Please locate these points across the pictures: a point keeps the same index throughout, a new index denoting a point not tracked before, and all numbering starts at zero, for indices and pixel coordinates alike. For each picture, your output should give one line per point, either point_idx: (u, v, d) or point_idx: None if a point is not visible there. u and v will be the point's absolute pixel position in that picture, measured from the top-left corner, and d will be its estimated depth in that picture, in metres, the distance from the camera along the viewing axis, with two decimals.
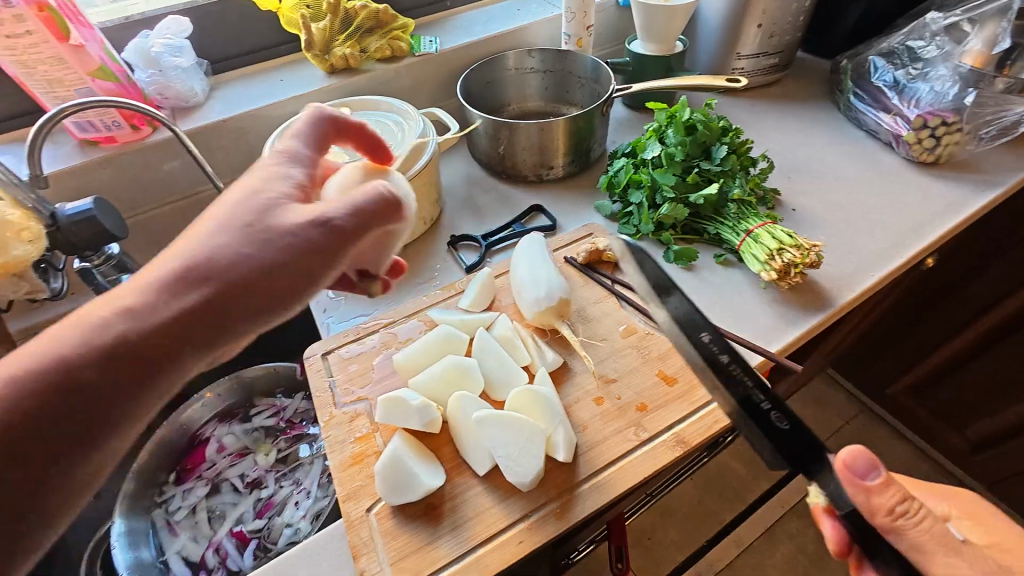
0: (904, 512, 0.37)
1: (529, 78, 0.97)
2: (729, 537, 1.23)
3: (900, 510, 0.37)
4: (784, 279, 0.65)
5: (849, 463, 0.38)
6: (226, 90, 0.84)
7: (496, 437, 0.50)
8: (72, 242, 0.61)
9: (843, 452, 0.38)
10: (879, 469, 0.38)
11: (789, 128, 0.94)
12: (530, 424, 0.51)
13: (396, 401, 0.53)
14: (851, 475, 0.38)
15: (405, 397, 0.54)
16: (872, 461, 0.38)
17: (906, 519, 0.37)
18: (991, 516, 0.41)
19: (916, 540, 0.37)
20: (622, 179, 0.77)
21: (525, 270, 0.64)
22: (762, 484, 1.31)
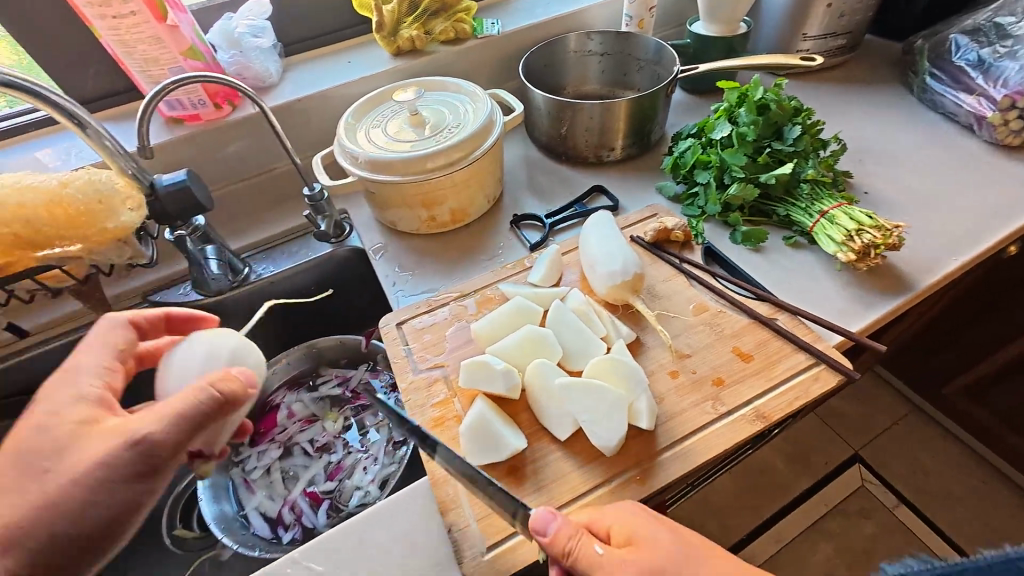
0: (568, 555, 0.39)
1: (588, 61, 0.97)
2: (768, 532, 1.13)
3: (571, 549, 0.39)
4: (862, 261, 0.64)
5: (532, 522, 0.40)
6: (298, 71, 0.87)
7: (580, 401, 0.52)
8: (167, 212, 0.63)
9: (530, 516, 0.41)
10: (562, 521, 0.40)
11: (857, 111, 0.91)
12: (613, 392, 0.52)
13: (480, 365, 0.56)
14: (539, 536, 0.40)
15: (488, 360, 0.56)
16: (550, 516, 0.40)
17: (577, 553, 0.39)
18: (631, 529, 0.42)
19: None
20: (689, 159, 0.76)
21: (599, 246, 0.65)
22: (804, 481, 1.19)
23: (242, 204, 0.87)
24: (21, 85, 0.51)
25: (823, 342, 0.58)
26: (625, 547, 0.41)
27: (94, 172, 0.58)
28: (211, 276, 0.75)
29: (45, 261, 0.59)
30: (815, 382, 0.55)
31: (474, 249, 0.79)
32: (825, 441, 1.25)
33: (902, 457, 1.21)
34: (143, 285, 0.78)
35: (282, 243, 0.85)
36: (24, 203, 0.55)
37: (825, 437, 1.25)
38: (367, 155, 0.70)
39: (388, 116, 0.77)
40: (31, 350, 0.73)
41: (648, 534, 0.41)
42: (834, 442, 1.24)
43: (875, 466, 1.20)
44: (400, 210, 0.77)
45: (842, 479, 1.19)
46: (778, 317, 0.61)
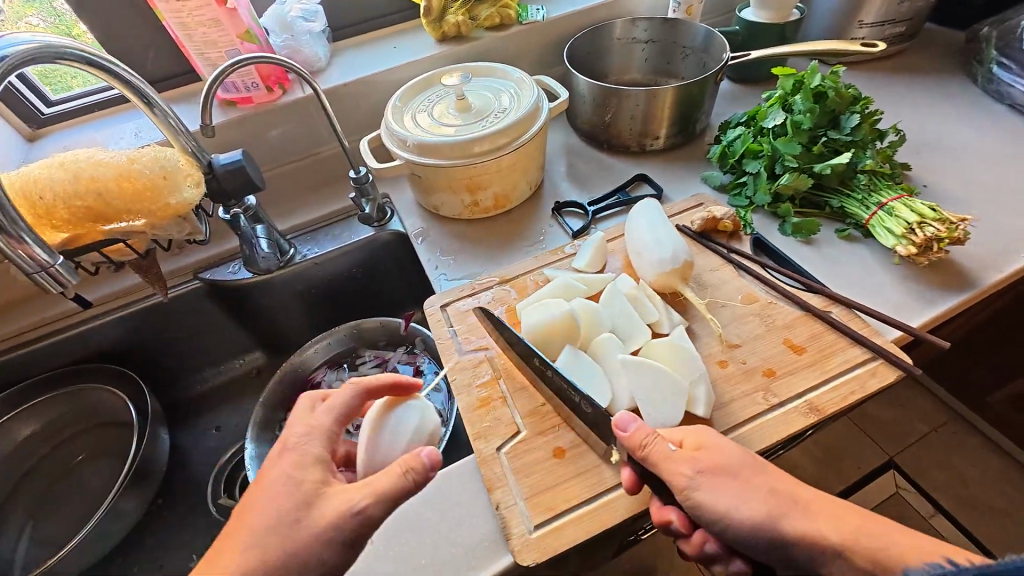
0: (643, 448, 0.46)
1: (632, 49, 0.95)
2: None
3: (647, 445, 0.46)
4: (922, 256, 0.62)
5: (615, 420, 0.48)
6: (345, 57, 0.88)
7: (641, 378, 0.54)
8: (223, 190, 0.66)
9: (613, 416, 0.49)
10: (640, 423, 0.48)
11: (915, 101, 0.87)
12: (675, 376, 0.54)
13: (554, 331, 0.59)
14: (620, 432, 0.48)
15: (545, 311, 0.59)
16: (630, 416, 0.49)
17: (652, 448, 0.46)
18: (703, 437, 0.48)
19: (664, 469, 0.45)
20: (739, 148, 0.75)
21: (649, 232, 0.64)
22: (835, 485, 1.14)
23: (288, 187, 0.89)
24: (101, 63, 0.53)
25: (880, 336, 0.57)
26: (695, 451, 0.47)
27: (160, 150, 0.60)
28: (261, 254, 0.78)
29: (110, 235, 0.60)
30: (872, 377, 0.54)
31: (515, 235, 0.79)
32: (857, 445, 1.18)
33: (940, 464, 1.13)
34: (194, 262, 0.82)
35: (326, 225, 0.86)
36: (96, 175, 0.56)
37: (858, 440, 1.19)
38: (415, 139, 0.71)
39: (434, 101, 0.77)
40: (96, 321, 0.78)
41: (718, 442, 0.47)
42: (868, 446, 1.18)
43: (912, 475, 1.14)
44: (444, 194, 0.77)
45: (875, 484, 1.14)
46: (832, 310, 0.60)
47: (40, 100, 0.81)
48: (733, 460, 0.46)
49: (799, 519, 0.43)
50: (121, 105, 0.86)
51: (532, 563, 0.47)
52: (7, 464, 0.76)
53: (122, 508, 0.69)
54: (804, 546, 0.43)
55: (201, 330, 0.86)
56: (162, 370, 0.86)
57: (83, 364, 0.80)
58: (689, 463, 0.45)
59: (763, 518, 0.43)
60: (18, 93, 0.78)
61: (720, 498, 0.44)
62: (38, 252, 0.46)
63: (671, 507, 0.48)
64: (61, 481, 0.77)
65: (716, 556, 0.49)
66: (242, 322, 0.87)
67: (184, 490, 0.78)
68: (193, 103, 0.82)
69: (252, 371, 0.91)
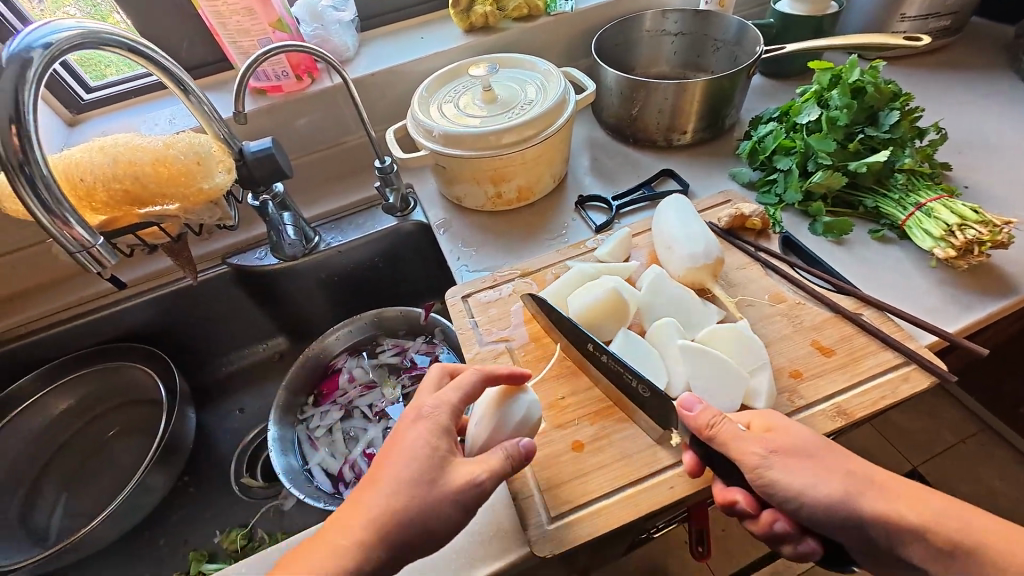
0: (711, 428, 0.46)
1: (661, 42, 0.94)
2: None
3: (714, 425, 0.46)
4: (962, 260, 0.59)
5: (680, 400, 0.48)
6: (372, 47, 0.89)
7: (700, 363, 0.54)
8: (253, 177, 0.68)
9: (677, 397, 0.49)
10: (706, 403, 0.48)
11: (957, 99, 0.83)
12: (733, 365, 0.53)
13: (603, 309, 0.59)
14: (685, 412, 0.48)
15: (589, 294, 0.59)
16: (694, 398, 0.48)
17: (719, 427, 0.46)
18: (771, 419, 0.47)
19: (732, 447, 0.45)
20: (770, 145, 0.73)
21: (678, 224, 0.64)
22: None
23: (315, 175, 0.91)
24: (142, 50, 0.55)
25: (914, 341, 0.55)
26: (764, 432, 0.46)
27: (194, 136, 0.62)
28: (288, 241, 0.79)
29: (146, 218, 0.60)
30: (905, 382, 0.52)
31: (537, 228, 0.79)
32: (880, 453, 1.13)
33: (965, 475, 1.09)
34: (224, 247, 0.84)
35: (351, 214, 0.87)
36: (133, 160, 0.57)
37: (881, 448, 1.14)
38: (441, 129, 0.71)
39: (460, 92, 0.77)
40: (129, 302, 0.80)
41: (786, 424, 0.46)
42: (891, 454, 1.13)
43: (936, 485, 1.09)
44: (469, 185, 0.77)
45: None
46: (863, 312, 0.58)
47: (80, 86, 0.84)
48: (803, 441, 0.45)
49: (878, 501, 0.42)
50: (156, 92, 0.88)
51: (548, 554, 0.47)
52: (44, 436, 0.79)
53: (151, 483, 0.71)
54: (882, 527, 0.41)
55: (229, 314, 0.88)
56: (189, 351, 0.88)
57: (115, 343, 0.83)
58: (761, 443, 0.45)
59: (843, 495, 0.42)
60: (60, 79, 0.81)
61: (792, 476, 0.43)
62: (81, 232, 0.47)
63: (736, 488, 0.47)
64: (94, 454, 0.81)
65: (787, 537, 0.47)
66: (267, 307, 0.89)
67: (209, 469, 0.81)
68: (224, 92, 0.84)
69: (276, 355, 0.94)
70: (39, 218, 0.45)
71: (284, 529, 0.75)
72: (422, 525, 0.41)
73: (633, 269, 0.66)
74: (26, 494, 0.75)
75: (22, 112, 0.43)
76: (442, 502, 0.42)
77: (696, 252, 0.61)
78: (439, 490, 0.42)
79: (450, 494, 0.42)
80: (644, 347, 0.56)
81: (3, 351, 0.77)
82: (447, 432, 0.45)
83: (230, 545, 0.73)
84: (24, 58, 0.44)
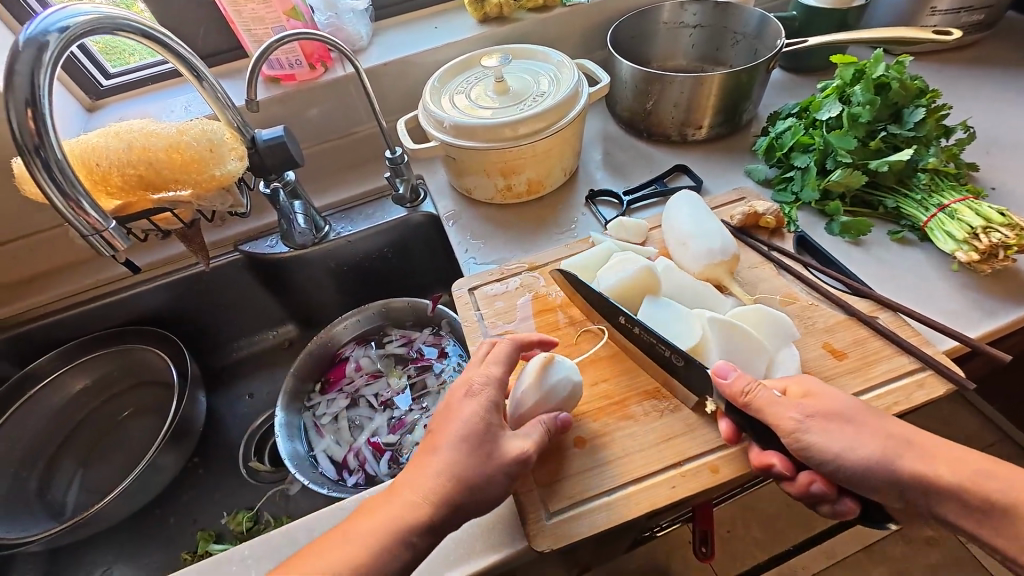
0: (745, 394, 0.47)
1: (679, 34, 0.92)
2: (819, 546, 1.00)
3: (749, 392, 0.47)
4: (986, 263, 0.58)
5: (715, 368, 0.50)
6: (386, 36, 0.89)
7: (724, 344, 0.53)
8: (265, 165, 0.69)
9: (711, 365, 0.50)
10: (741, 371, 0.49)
11: (988, 97, 0.80)
12: (761, 343, 0.53)
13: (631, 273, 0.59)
14: (720, 379, 0.49)
15: (621, 271, 0.59)
16: (728, 365, 0.50)
17: (754, 394, 0.47)
18: (810, 386, 0.47)
19: (768, 413, 0.46)
20: (788, 141, 0.71)
21: (690, 218, 0.63)
22: None
23: (327, 164, 0.91)
24: (156, 35, 0.55)
25: (931, 346, 0.53)
26: (801, 397, 0.47)
27: (207, 123, 0.62)
28: (297, 229, 0.80)
29: (160, 204, 0.61)
30: (919, 389, 0.51)
31: (547, 222, 0.78)
32: None
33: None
34: (237, 233, 0.85)
35: (362, 204, 0.88)
36: (148, 145, 0.58)
37: None
38: (452, 121, 0.70)
39: (472, 83, 0.77)
40: (143, 286, 0.82)
41: (826, 391, 0.47)
42: None
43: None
44: (479, 177, 0.77)
45: None
46: (879, 315, 0.57)
47: (100, 72, 0.86)
48: (842, 405, 0.45)
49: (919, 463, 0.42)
50: (173, 79, 0.89)
51: (547, 549, 0.47)
52: (61, 415, 0.81)
53: (162, 463, 0.73)
54: (919, 486, 0.42)
55: (241, 300, 0.89)
56: (201, 336, 0.90)
57: (129, 327, 0.85)
58: (797, 408, 0.45)
59: (877, 457, 0.43)
60: (79, 65, 0.82)
61: (829, 439, 0.44)
62: (92, 215, 0.48)
63: (773, 451, 0.48)
64: (107, 434, 0.83)
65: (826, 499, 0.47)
66: (278, 295, 0.90)
67: (217, 451, 0.82)
68: (239, 80, 0.84)
69: (285, 342, 0.95)
70: (54, 202, 0.46)
71: (289, 513, 0.76)
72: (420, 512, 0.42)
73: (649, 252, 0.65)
74: (42, 469, 0.77)
75: (37, 95, 0.44)
76: (442, 491, 0.42)
77: (710, 248, 0.60)
78: (436, 479, 0.42)
79: (449, 483, 0.42)
80: (670, 313, 0.57)
81: (23, 331, 0.79)
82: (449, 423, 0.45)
83: (236, 526, 0.74)
84: (40, 42, 0.44)
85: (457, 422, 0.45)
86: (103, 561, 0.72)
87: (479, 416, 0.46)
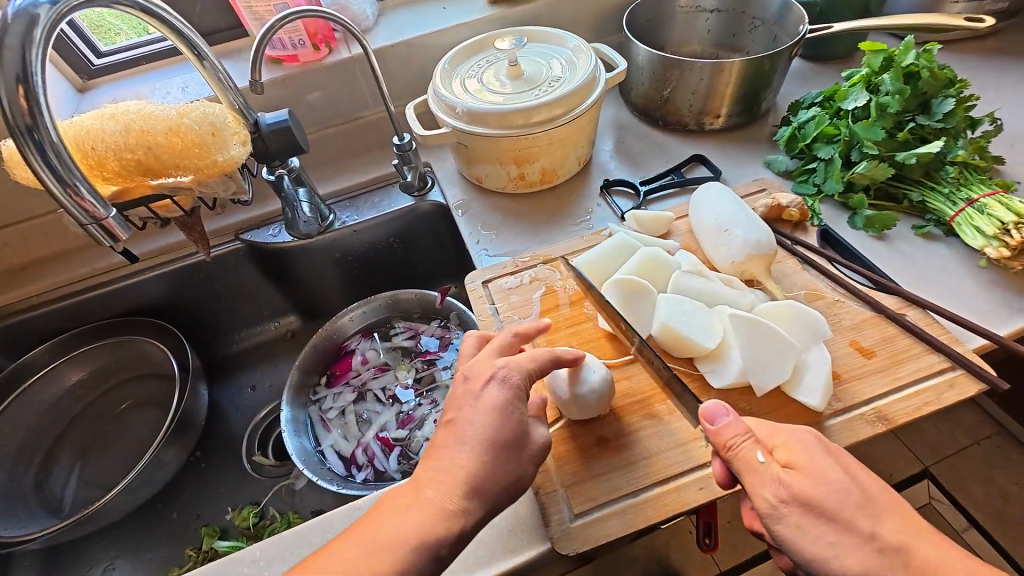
0: (728, 450, 0.41)
1: (695, 18, 0.89)
2: None
3: (734, 446, 0.41)
4: (1016, 260, 0.56)
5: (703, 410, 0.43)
6: (392, 17, 0.85)
7: (752, 341, 0.51)
8: (268, 151, 0.66)
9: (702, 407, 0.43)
10: (732, 419, 0.41)
11: (1011, 88, 0.78)
12: (784, 344, 0.51)
13: (650, 264, 0.59)
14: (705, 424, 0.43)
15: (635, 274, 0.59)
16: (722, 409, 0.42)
17: (737, 453, 0.40)
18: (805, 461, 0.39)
19: (746, 481, 0.40)
20: (812, 131, 0.69)
21: (718, 210, 0.62)
22: None
23: (330, 150, 0.88)
24: (154, 10, 0.52)
25: (961, 345, 0.52)
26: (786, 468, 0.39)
27: (208, 106, 0.59)
28: (302, 218, 0.77)
29: (159, 190, 0.58)
30: (950, 389, 0.50)
31: (559, 212, 0.76)
32: (890, 451, 1.07)
33: (977, 477, 1.02)
34: (239, 222, 0.82)
35: (367, 192, 0.85)
36: (146, 128, 0.55)
37: (889, 446, 1.08)
38: (465, 106, 0.67)
39: (483, 67, 0.74)
40: (141, 275, 0.79)
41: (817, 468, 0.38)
42: (899, 451, 1.07)
43: (947, 487, 1.02)
44: (491, 166, 0.74)
45: (906, 493, 1.03)
46: (907, 313, 0.56)
47: (90, 50, 0.81)
48: (833, 494, 0.37)
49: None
50: (168, 58, 0.85)
51: (571, 552, 0.46)
52: (56, 407, 0.78)
53: (164, 458, 0.71)
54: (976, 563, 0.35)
55: (242, 291, 0.86)
56: (201, 327, 0.87)
57: (127, 317, 0.82)
58: (772, 486, 0.38)
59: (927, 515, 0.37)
60: (70, 41, 0.78)
61: (802, 537, 0.37)
62: (91, 202, 0.45)
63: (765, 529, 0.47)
64: (106, 428, 0.80)
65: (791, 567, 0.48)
66: (279, 285, 0.87)
67: (220, 444, 0.80)
68: (239, 60, 0.81)
69: (287, 334, 0.92)
70: (50, 187, 0.43)
71: (295, 509, 0.74)
72: (439, 496, 0.39)
73: (669, 244, 0.64)
74: (38, 463, 0.75)
75: (29, 72, 0.41)
76: (469, 485, 0.40)
77: (753, 243, 0.58)
78: (467, 459, 0.41)
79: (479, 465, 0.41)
80: (690, 307, 0.54)
81: (16, 321, 0.76)
82: (491, 401, 0.43)
83: (241, 522, 0.72)
84: (29, 15, 0.41)
85: (480, 421, 0.44)
86: (105, 558, 0.70)
87: (518, 399, 0.44)
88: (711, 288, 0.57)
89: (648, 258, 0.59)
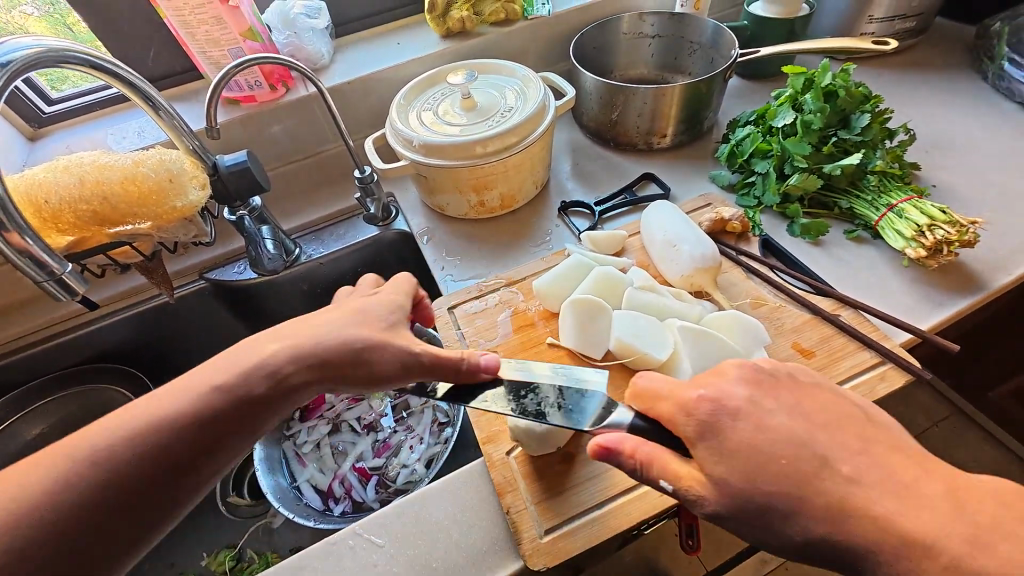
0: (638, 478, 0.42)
1: (638, 45, 0.94)
2: None
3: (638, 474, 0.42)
4: (933, 259, 0.61)
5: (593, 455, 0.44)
6: (347, 54, 0.88)
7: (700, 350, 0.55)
8: (227, 192, 0.65)
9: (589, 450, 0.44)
10: (619, 454, 0.42)
11: (923, 99, 0.85)
12: (732, 350, 0.55)
13: (607, 283, 0.62)
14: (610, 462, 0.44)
15: (589, 288, 0.62)
16: (606, 452, 0.42)
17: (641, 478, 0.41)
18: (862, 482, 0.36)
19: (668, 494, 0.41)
20: (748, 148, 0.74)
21: (666, 227, 0.66)
22: None
23: (295, 186, 0.89)
24: (103, 66, 0.53)
25: (890, 340, 0.57)
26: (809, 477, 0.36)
27: (164, 152, 0.59)
28: (267, 255, 0.77)
29: (116, 237, 0.59)
30: (881, 382, 0.54)
31: (521, 235, 0.79)
32: None
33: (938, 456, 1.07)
34: (202, 262, 0.82)
35: (332, 225, 0.86)
36: (101, 178, 0.55)
37: None
38: (421, 139, 0.70)
39: (437, 99, 0.77)
40: (104, 320, 0.78)
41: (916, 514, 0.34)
42: None
43: None
44: (452, 194, 0.77)
45: None
46: (841, 313, 0.60)
47: (41, 99, 0.81)
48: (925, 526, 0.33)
49: None
50: (122, 103, 0.85)
51: (542, 567, 0.47)
52: None
53: None
54: None
55: (209, 330, 0.85)
56: (167, 368, 0.86)
57: (88, 365, 0.80)
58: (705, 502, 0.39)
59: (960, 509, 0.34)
60: (19, 92, 0.77)
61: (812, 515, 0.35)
62: (45, 257, 0.46)
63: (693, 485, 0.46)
64: None
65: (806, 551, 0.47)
66: (247, 323, 0.86)
67: None
68: (195, 102, 0.81)
69: None
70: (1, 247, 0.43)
71: (274, 548, 0.73)
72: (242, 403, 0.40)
73: (623, 262, 0.67)
74: None
75: None
76: None
77: (697, 258, 0.62)
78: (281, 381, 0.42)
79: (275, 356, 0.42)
80: (644, 323, 0.58)
81: None
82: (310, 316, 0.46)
83: (218, 567, 0.71)
84: None
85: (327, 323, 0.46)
86: None
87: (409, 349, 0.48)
88: (663, 303, 0.60)
89: (601, 278, 0.63)
